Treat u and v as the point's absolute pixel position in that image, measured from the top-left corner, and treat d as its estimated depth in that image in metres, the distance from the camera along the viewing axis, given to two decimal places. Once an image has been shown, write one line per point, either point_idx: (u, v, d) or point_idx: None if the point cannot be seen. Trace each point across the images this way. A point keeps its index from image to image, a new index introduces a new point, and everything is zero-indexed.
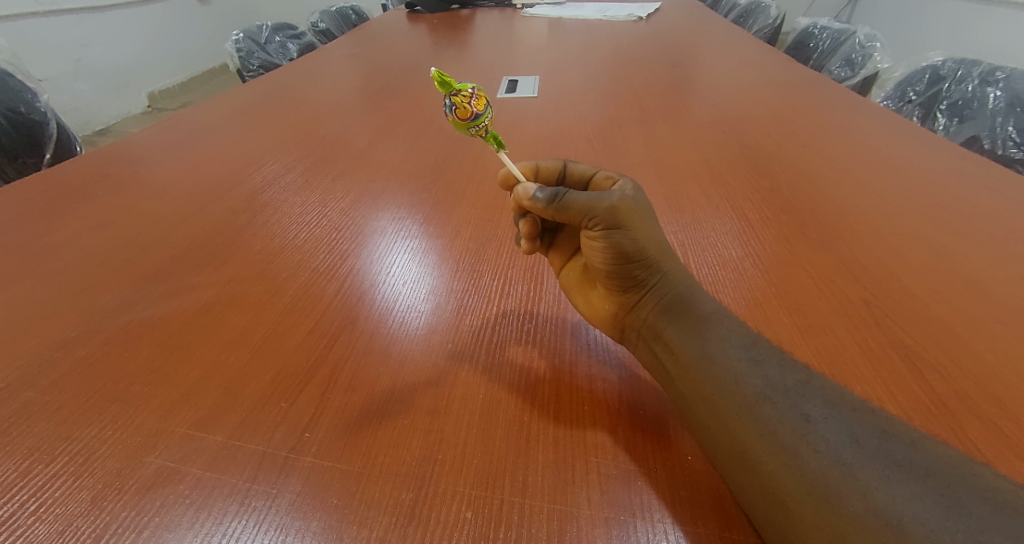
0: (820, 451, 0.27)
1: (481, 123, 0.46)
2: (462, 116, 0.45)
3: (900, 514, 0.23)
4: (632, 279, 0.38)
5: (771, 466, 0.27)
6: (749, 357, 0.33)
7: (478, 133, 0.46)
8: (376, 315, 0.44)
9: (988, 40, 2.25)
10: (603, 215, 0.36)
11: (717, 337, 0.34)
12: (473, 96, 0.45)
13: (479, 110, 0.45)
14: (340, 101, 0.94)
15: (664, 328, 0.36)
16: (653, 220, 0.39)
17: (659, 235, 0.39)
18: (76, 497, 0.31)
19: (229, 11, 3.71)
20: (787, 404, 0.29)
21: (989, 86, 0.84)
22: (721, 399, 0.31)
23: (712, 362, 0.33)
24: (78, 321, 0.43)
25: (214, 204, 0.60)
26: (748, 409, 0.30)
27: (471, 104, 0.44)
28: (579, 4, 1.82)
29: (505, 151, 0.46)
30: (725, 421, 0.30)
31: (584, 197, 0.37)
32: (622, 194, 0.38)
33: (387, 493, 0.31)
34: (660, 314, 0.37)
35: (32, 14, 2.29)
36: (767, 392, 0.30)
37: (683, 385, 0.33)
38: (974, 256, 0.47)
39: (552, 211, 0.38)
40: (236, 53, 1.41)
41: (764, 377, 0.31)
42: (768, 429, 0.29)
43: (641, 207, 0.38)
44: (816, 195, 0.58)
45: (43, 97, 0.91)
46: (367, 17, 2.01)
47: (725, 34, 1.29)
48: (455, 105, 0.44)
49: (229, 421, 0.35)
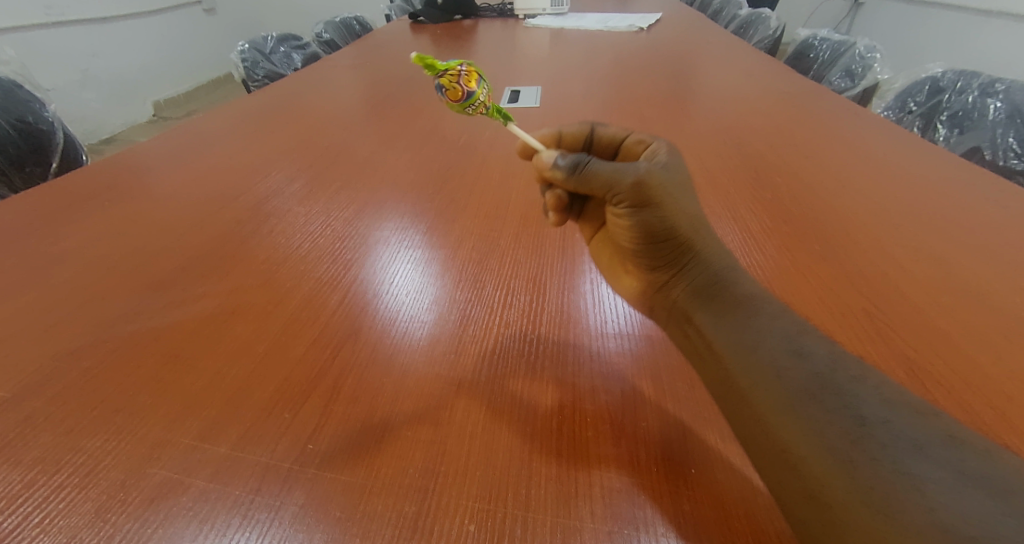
0: (876, 458, 0.26)
1: (475, 101, 0.48)
2: (454, 97, 0.47)
3: (968, 531, 0.23)
4: (661, 256, 0.41)
5: (818, 467, 0.27)
6: (791, 350, 0.32)
7: (473, 111, 0.48)
8: (380, 325, 0.44)
9: (988, 51, 2.27)
10: (626, 191, 0.38)
11: (758, 333, 0.34)
12: (462, 74, 0.46)
13: (469, 88, 0.47)
14: (344, 111, 0.95)
15: (695, 312, 0.38)
16: (681, 192, 0.41)
17: (688, 208, 0.40)
18: (80, 509, 0.31)
19: (234, 21, 3.75)
20: (836, 403, 0.29)
21: (989, 97, 0.84)
22: (754, 399, 0.31)
23: (753, 356, 0.33)
24: (83, 332, 0.44)
25: (219, 214, 0.61)
26: (792, 406, 0.29)
27: (461, 85, 0.46)
28: (580, 15, 1.84)
29: (511, 123, 0.47)
30: (765, 420, 0.30)
31: (608, 170, 0.39)
32: (649, 168, 0.39)
33: (390, 505, 0.31)
34: (690, 295, 0.39)
35: (41, 25, 2.32)
36: (812, 391, 0.30)
37: (728, 378, 0.33)
38: (977, 268, 0.47)
39: (574, 183, 0.40)
40: (241, 64, 1.42)
41: (813, 370, 0.31)
42: (818, 426, 0.28)
43: (668, 181, 0.40)
44: (818, 205, 0.58)
45: (51, 107, 0.92)
46: (371, 27, 2.03)
47: (726, 45, 1.31)
48: (446, 88, 0.47)
49: (231, 433, 0.35)
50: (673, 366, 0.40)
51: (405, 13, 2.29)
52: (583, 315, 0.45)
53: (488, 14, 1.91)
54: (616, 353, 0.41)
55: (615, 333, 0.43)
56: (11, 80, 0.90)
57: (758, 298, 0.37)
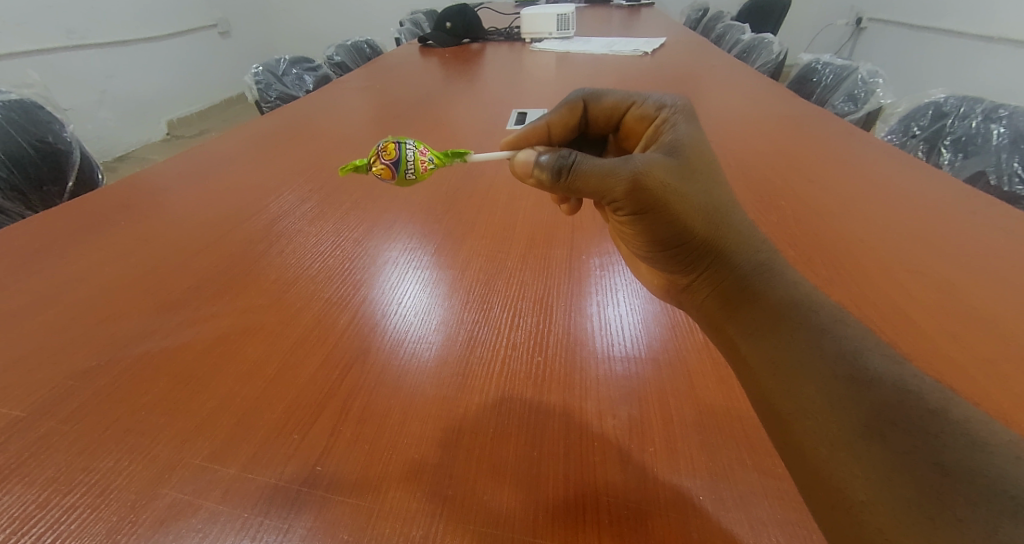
0: (959, 518, 0.25)
1: (405, 166, 0.55)
2: (387, 176, 0.55)
3: None
4: (680, 256, 0.42)
5: (879, 511, 0.27)
6: (850, 375, 0.31)
7: (412, 173, 0.55)
8: (388, 345, 0.45)
9: (990, 75, 2.29)
10: (618, 196, 0.40)
11: (804, 358, 0.33)
12: (379, 155, 0.55)
13: (391, 160, 0.54)
14: (354, 132, 0.97)
15: (726, 324, 0.39)
16: (683, 183, 0.41)
17: (692, 198, 0.41)
18: (91, 530, 0.31)
19: (249, 44, 3.86)
20: (908, 442, 0.28)
21: (992, 122, 0.85)
22: (800, 429, 0.31)
23: (810, 381, 0.32)
24: (97, 351, 0.44)
25: (231, 234, 0.62)
26: (845, 441, 0.29)
27: (384, 162, 0.55)
28: (586, 39, 1.88)
29: (466, 159, 0.58)
30: (811, 448, 0.30)
31: (597, 175, 0.40)
32: (645, 169, 0.40)
33: (398, 528, 0.31)
34: (716, 296, 0.41)
35: (63, 48, 2.41)
36: (866, 423, 0.29)
37: (778, 400, 0.33)
38: (985, 295, 0.47)
39: (563, 188, 0.42)
40: (254, 86, 1.46)
41: (879, 400, 0.30)
42: (885, 468, 0.27)
43: (664, 176, 0.40)
44: (824, 229, 0.59)
45: (71, 128, 0.95)
46: (381, 50, 2.08)
47: (729, 69, 1.33)
48: (378, 174, 0.55)
49: (241, 454, 0.35)
50: (680, 390, 0.39)
51: (414, 36, 2.34)
52: (590, 337, 0.45)
53: (495, 37, 1.96)
54: (622, 376, 0.41)
55: (621, 356, 0.43)
56: (34, 102, 0.93)
57: (802, 303, 0.37)
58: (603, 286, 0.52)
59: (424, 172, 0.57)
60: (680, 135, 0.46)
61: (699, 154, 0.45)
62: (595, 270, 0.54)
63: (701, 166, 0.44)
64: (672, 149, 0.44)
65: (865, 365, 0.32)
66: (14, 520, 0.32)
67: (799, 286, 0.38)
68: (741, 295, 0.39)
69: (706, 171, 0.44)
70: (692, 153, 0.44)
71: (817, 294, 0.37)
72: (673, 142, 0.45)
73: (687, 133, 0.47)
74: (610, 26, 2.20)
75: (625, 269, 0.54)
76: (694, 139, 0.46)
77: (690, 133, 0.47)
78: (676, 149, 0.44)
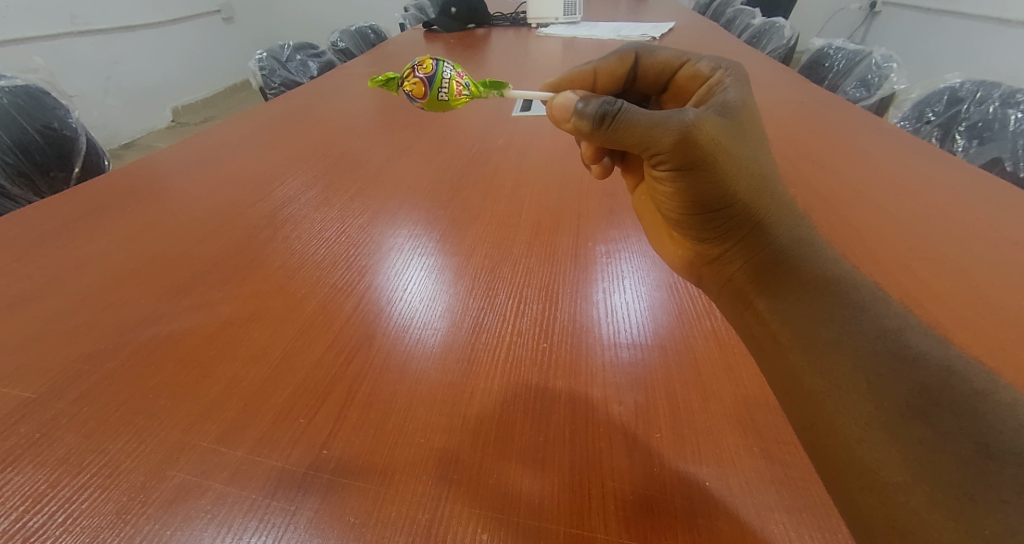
0: (1006, 500, 0.25)
1: (436, 84, 0.60)
2: (418, 93, 0.61)
3: None
4: (715, 223, 0.42)
5: (914, 493, 0.27)
6: (890, 355, 0.31)
7: (445, 93, 0.61)
8: (394, 331, 0.45)
9: (1010, 61, 2.23)
10: (664, 149, 0.39)
11: (835, 339, 0.33)
12: (416, 71, 0.61)
13: (424, 76, 0.60)
14: (358, 118, 0.97)
15: (754, 298, 0.39)
16: (732, 143, 0.40)
17: (739, 161, 0.40)
18: (101, 510, 0.32)
19: (252, 30, 3.83)
20: (949, 424, 0.28)
21: (1010, 107, 0.83)
22: (831, 409, 0.31)
23: (846, 361, 0.32)
24: (105, 335, 0.45)
25: (235, 221, 0.62)
26: (881, 423, 0.29)
27: (418, 79, 0.60)
28: (592, 23, 1.85)
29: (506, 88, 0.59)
30: (843, 430, 0.30)
31: (642, 125, 0.39)
32: (697, 123, 0.38)
33: (404, 512, 0.31)
34: (749, 269, 0.40)
35: (67, 34, 2.40)
36: (905, 404, 0.29)
37: (808, 381, 0.33)
38: (999, 283, 0.46)
39: (603, 137, 0.41)
40: (258, 72, 1.45)
41: (922, 380, 0.30)
42: (922, 449, 0.27)
43: (716, 132, 0.39)
44: (835, 216, 0.58)
45: (76, 113, 0.95)
46: (386, 35, 2.06)
47: (740, 54, 1.30)
48: (410, 91, 0.61)
49: (248, 437, 0.36)
50: (687, 378, 0.39)
51: (419, 22, 2.32)
52: (596, 324, 0.45)
53: (501, 23, 1.94)
54: (628, 363, 0.41)
55: (627, 343, 0.43)
56: (39, 88, 0.92)
57: (836, 283, 0.36)
58: (609, 273, 0.51)
59: (456, 95, 0.62)
60: (732, 96, 0.44)
61: (750, 117, 0.43)
62: (601, 257, 0.54)
63: (750, 130, 0.42)
64: (723, 109, 0.42)
65: (900, 346, 0.31)
66: (27, 499, 0.32)
67: (836, 264, 0.38)
68: (778, 267, 0.39)
69: (753, 137, 0.42)
70: (744, 116, 0.42)
71: (855, 272, 0.37)
72: (725, 102, 0.43)
73: (739, 94, 0.44)
74: (616, 10, 2.17)
75: (632, 256, 0.54)
76: (745, 102, 0.44)
77: (742, 94, 0.45)
78: (728, 110, 0.42)
